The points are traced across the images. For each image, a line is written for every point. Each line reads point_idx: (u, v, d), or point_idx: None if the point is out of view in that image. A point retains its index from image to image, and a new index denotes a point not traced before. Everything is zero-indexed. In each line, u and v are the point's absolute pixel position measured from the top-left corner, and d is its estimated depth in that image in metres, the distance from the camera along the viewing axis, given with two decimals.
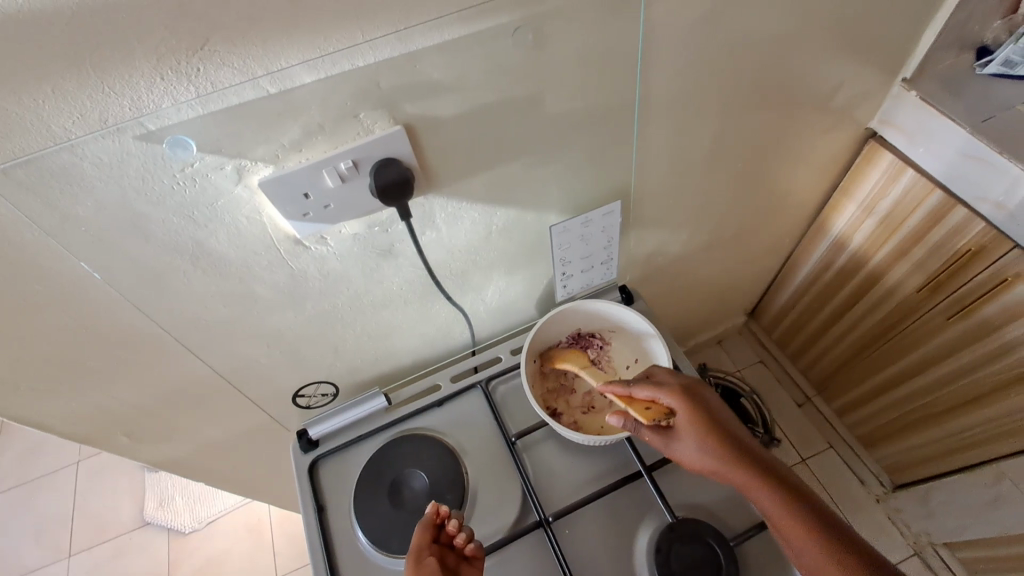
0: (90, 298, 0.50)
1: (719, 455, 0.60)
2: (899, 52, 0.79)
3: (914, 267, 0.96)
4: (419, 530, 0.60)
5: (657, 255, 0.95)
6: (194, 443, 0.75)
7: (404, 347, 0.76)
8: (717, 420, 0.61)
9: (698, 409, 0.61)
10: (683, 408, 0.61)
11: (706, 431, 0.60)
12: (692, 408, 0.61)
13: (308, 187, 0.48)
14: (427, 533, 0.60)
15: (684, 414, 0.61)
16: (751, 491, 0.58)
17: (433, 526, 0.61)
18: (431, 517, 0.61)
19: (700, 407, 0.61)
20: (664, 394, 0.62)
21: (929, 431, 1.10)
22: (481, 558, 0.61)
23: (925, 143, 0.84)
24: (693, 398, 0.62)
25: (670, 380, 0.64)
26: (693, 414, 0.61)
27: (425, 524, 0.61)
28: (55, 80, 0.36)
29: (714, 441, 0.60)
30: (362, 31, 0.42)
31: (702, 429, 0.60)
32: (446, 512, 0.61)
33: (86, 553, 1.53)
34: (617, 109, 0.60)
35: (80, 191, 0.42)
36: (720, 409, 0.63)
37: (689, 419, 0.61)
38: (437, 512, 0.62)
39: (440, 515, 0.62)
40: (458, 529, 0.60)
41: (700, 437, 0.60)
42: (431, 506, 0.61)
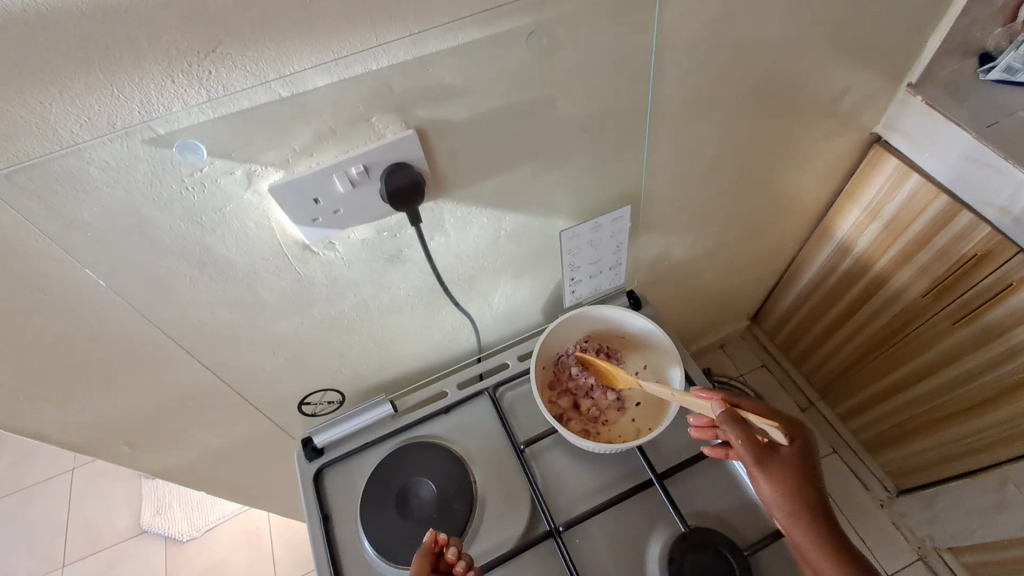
0: (94, 305, 0.49)
1: (801, 501, 0.56)
2: (905, 57, 0.79)
3: (920, 271, 0.96)
4: (416, 561, 0.58)
5: (663, 260, 0.95)
6: (197, 452, 0.73)
7: (411, 353, 0.75)
8: (817, 480, 0.58)
9: (808, 459, 0.58)
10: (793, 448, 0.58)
11: (806, 483, 0.57)
12: (802, 452, 0.59)
13: (319, 192, 0.47)
14: (425, 565, 0.58)
15: (794, 453, 0.58)
16: (815, 550, 0.55)
17: (430, 556, 0.59)
18: (428, 546, 0.59)
19: (809, 457, 0.59)
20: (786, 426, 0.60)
21: (934, 436, 1.10)
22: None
23: (930, 148, 0.84)
24: (807, 447, 0.59)
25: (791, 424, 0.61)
26: (801, 456, 0.58)
27: (423, 554, 0.58)
28: (63, 82, 0.36)
29: (807, 491, 0.56)
30: (376, 35, 0.42)
31: (801, 474, 0.57)
32: (443, 540, 0.59)
33: (81, 562, 1.51)
34: (627, 113, 0.59)
35: (86, 196, 0.41)
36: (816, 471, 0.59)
37: (795, 461, 0.58)
38: (434, 540, 0.59)
39: (439, 544, 0.60)
40: (457, 559, 0.58)
41: (794, 477, 0.57)
42: (429, 535, 0.59)
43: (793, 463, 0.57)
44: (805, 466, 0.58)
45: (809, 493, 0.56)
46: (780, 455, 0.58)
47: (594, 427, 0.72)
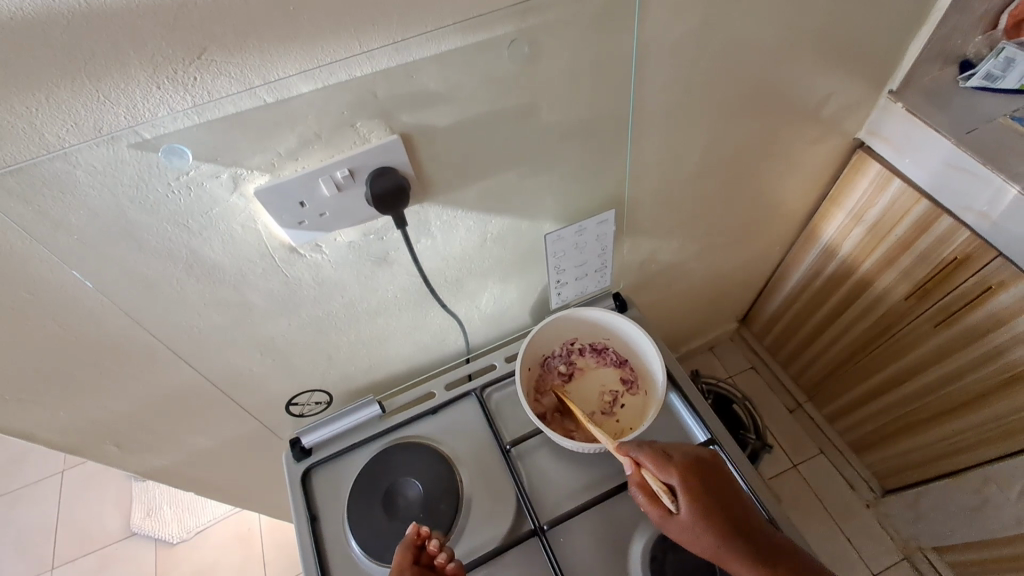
0: (81, 307, 0.50)
1: (718, 537, 0.55)
2: (885, 65, 0.81)
3: (902, 274, 0.98)
4: (399, 552, 0.59)
5: (650, 262, 0.96)
6: (185, 452, 0.74)
7: (399, 355, 0.76)
8: (723, 504, 0.57)
9: (703, 488, 0.58)
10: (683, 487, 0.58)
11: (715, 513, 0.56)
12: (700, 489, 0.58)
13: (305, 195, 0.48)
14: (407, 556, 0.58)
15: (688, 491, 0.58)
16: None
17: (413, 548, 0.60)
18: (411, 538, 0.60)
19: (703, 484, 0.58)
20: (668, 467, 0.60)
21: (918, 436, 1.11)
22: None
23: (911, 154, 0.86)
24: (698, 475, 0.59)
25: (679, 455, 0.61)
26: (696, 493, 0.57)
27: (406, 546, 0.59)
28: (49, 89, 0.36)
29: (720, 524, 0.56)
30: (360, 42, 0.43)
31: (705, 512, 0.56)
32: (426, 532, 0.60)
33: (69, 565, 1.50)
34: (610, 119, 0.60)
35: (72, 199, 0.42)
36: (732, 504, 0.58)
37: (694, 502, 0.57)
38: (418, 532, 0.61)
39: (421, 536, 0.60)
40: (439, 550, 0.59)
41: (702, 521, 0.56)
42: (412, 527, 0.60)
43: (698, 500, 0.57)
44: (705, 496, 0.57)
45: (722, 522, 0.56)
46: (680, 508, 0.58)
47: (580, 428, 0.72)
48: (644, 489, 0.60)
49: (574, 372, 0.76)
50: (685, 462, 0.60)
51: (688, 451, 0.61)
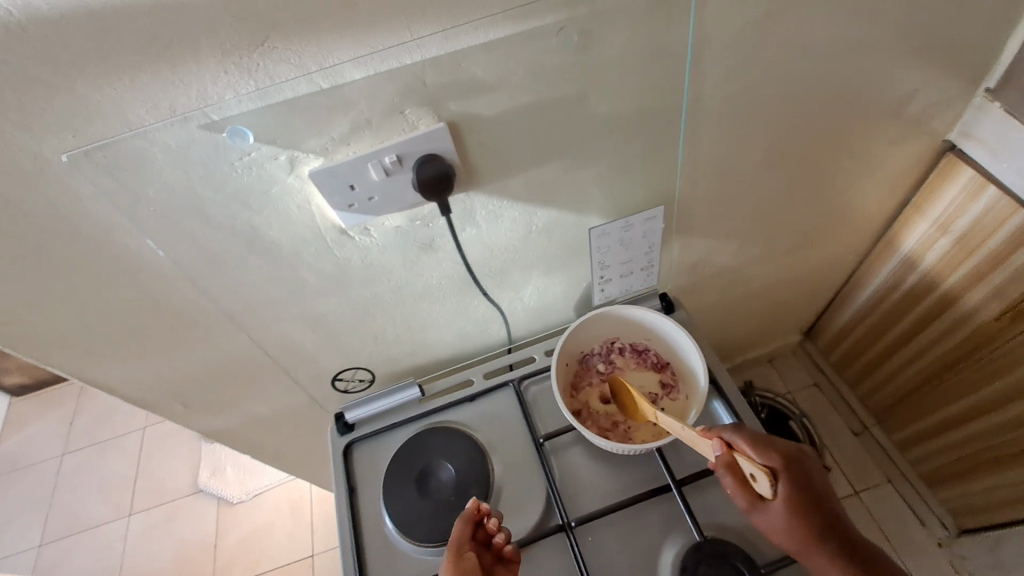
0: (155, 275, 0.54)
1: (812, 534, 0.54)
2: (984, 60, 0.73)
3: (994, 292, 0.88)
4: (460, 525, 0.61)
5: (703, 265, 0.92)
6: (241, 417, 0.79)
7: (441, 341, 0.78)
8: (818, 499, 0.56)
9: (801, 482, 0.56)
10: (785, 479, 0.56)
11: (811, 507, 0.55)
12: (796, 483, 0.56)
13: (354, 178, 0.50)
14: (467, 531, 0.61)
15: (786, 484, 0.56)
16: None
17: (472, 523, 0.62)
18: (471, 514, 0.62)
19: (803, 477, 0.57)
20: (769, 456, 0.57)
21: (1005, 473, 1.00)
22: (516, 561, 0.63)
23: (1010, 159, 0.77)
24: (799, 469, 0.58)
25: (778, 445, 0.59)
26: (798, 489, 0.56)
27: (467, 520, 0.62)
28: (133, 72, 0.40)
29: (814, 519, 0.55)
30: (410, 30, 0.44)
31: (801, 507, 0.55)
32: (486, 510, 0.63)
33: (146, 512, 1.66)
34: (663, 112, 0.59)
35: (150, 174, 0.46)
36: (821, 489, 0.57)
37: (792, 494, 0.55)
38: (478, 508, 0.63)
39: (481, 512, 0.63)
40: (498, 530, 0.62)
41: (797, 516, 0.55)
42: (474, 503, 0.63)
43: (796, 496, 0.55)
44: (803, 490, 0.56)
45: (817, 516, 0.55)
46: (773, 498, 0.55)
47: (615, 429, 0.70)
48: (736, 474, 0.56)
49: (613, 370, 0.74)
50: (788, 456, 0.58)
51: (792, 444, 0.60)
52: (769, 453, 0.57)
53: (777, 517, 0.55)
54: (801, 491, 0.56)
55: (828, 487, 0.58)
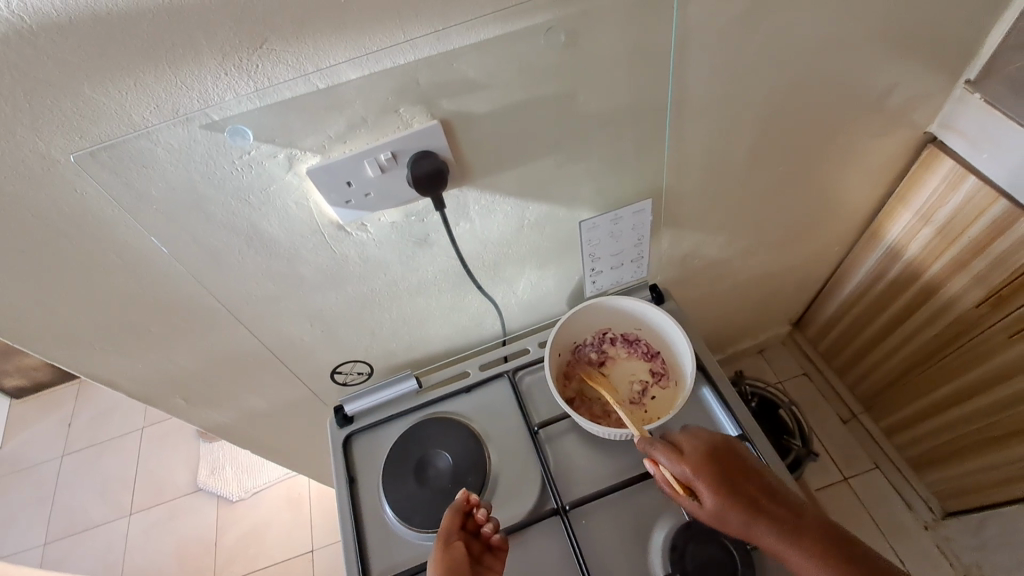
0: (157, 271, 0.56)
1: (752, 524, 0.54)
2: (961, 54, 0.76)
3: (975, 280, 0.91)
4: (449, 515, 0.63)
5: (692, 257, 0.94)
6: (242, 411, 0.81)
7: (437, 334, 0.79)
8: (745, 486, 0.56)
9: (725, 476, 0.56)
10: (706, 480, 0.56)
11: (741, 497, 0.55)
12: (717, 478, 0.56)
13: (351, 175, 0.52)
14: (456, 520, 0.62)
15: (709, 484, 0.56)
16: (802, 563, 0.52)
17: (462, 513, 0.63)
18: (461, 504, 0.64)
19: (722, 466, 0.57)
20: (685, 463, 0.58)
21: (989, 455, 1.03)
22: (505, 550, 0.64)
23: (989, 149, 0.79)
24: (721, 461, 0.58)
25: (693, 443, 0.59)
26: (721, 485, 0.56)
27: (456, 510, 0.63)
28: (137, 75, 0.42)
29: (749, 509, 0.54)
30: (404, 31, 0.46)
31: (730, 499, 0.55)
32: (475, 500, 0.64)
33: (145, 512, 1.67)
34: (649, 107, 0.61)
35: (153, 173, 0.47)
36: (745, 476, 0.57)
37: (717, 493, 0.55)
38: (467, 498, 0.64)
39: (470, 503, 0.64)
40: (487, 519, 0.63)
41: (730, 511, 0.54)
42: (463, 493, 0.64)
43: (724, 494, 0.55)
44: (728, 483, 0.56)
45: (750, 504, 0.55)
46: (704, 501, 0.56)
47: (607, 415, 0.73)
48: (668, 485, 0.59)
49: (605, 362, 0.77)
50: (703, 452, 0.58)
51: (712, 436, 0.60)
52: (684, 457, 0.58)
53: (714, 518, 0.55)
54: (728, 483, 0.56)
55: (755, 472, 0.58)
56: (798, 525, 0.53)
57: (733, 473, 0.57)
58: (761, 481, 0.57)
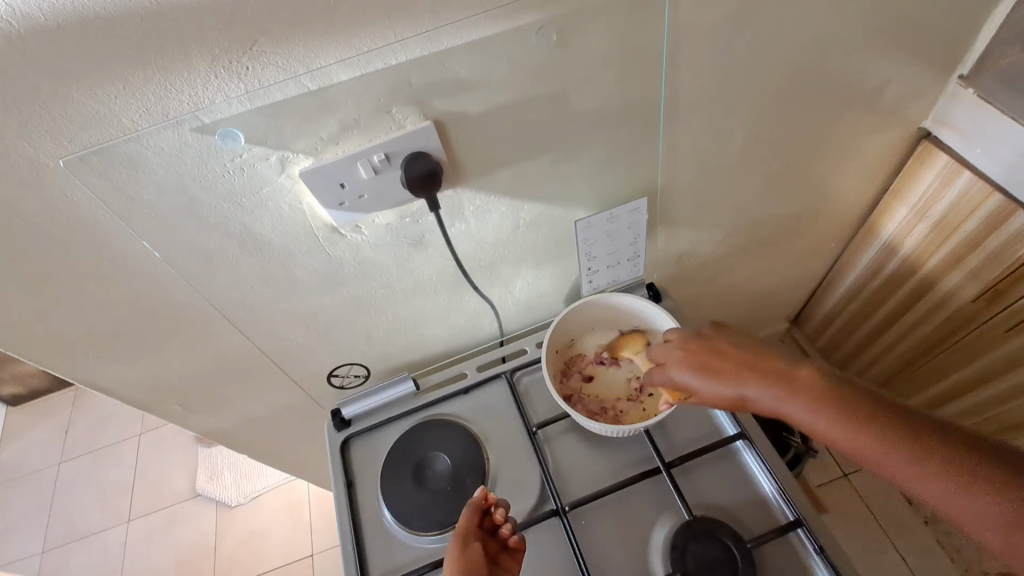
0: (149, 276, 0.55)
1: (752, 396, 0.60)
2: (954, 49, 0.76)
3: (971, 274, 0.91)
4: (467, 514, 0.63)
5: (689, 255, 0.94)
6: (238, 416, 0.80)
7: (434, 335, 0.79)
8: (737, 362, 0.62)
9: (715, 362, 0.63)
10: (697, 370, 0.63)
11: (730, 372, 0.62)
12: (707, 363, 0.63)
13: (344, 177, 0.52)
14: (473, 519, 0.62)
15: (703, 373, 0.63)
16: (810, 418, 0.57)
17: (479, 512, 0.63)
18: (478, 502, 0.63)
19: (712, 351, 0.64)
20: (674, 364, 0.65)
21: (988, 450, 1.03)
22: (522, 551, 0.63)
23: (983, 145, 0.79)
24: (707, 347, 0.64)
25: (679, 342, 0.66)
26: (711, 367, 0.63)
27: (473, 508, 0.63)
28: (125, 78, 0.41)
29: (747, 382, 0.61)
30: (394, 32, 0.46)
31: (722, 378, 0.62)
32: (493, 499, 0.64)
33: (144, 518, 1.66)
34: (643, 106, 0.60)
35: (143, 176, 0.47)
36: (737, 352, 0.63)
37: (711, 377, 0.62)
38: (485, 497, 0.64)
39: (488, 502, 0.64)
40: (503, 520, 0.62)
41: (725, 390, 0.61)
42: (480, 492, 0.64)
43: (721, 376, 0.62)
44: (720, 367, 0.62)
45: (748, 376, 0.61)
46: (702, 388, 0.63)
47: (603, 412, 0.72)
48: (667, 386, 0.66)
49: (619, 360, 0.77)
50: (691, 345, 0.65)
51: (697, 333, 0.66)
52: (675, 352, 0.66)
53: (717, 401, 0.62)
54: (719, 367, 0.62)
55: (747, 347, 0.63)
56: (795, 381, 0.59)
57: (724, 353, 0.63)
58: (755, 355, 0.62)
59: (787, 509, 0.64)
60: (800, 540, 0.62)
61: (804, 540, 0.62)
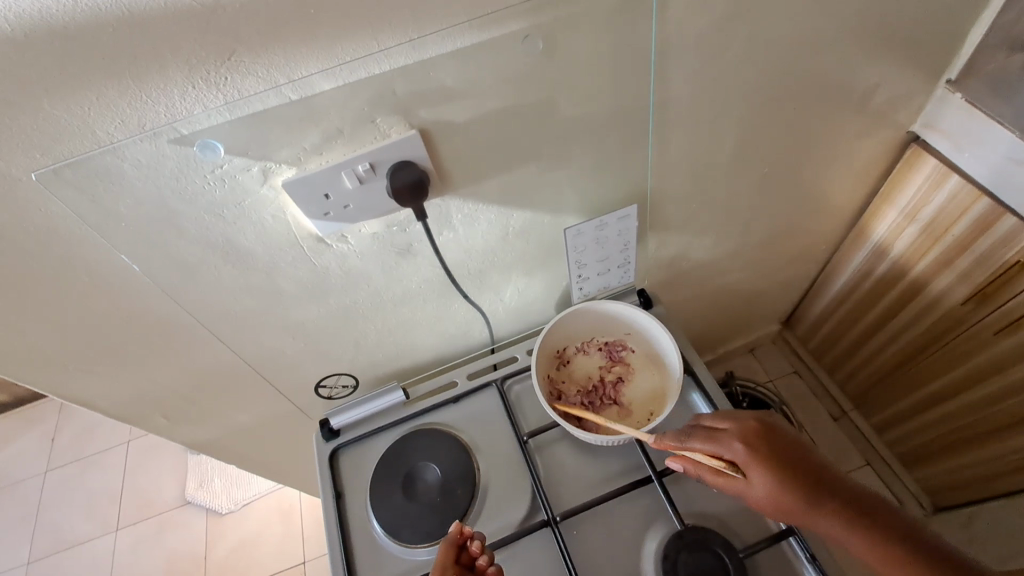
0: (130, 289, 0.54)
1: (798, 499, 0.55)
2: (942, 53, 0.76)
3: (959, 277, 0.91)
4: (442, 550, 0.60)
5: (680, 260, 0.94)
6: (225, 427, 0.79)
7: (424, 344, 0.78)
8: (788, 455, 0.57)
9: (768, 454, 0.57)
10: (754, 457, 0.57)
11: (782, 470, 0.56)
12: (762, 451, 0.58)
13: (329, 187, 0.51)
14: (450, 554, 0.60)
15: (755, 462, 0.57)
16: (821, 522, 0.54)
17: (455, 547, 0.61)
18: (454, 536, 0.61)
19: (767, 440, 0.59)
20: (729, 443, 0.59)
21: (978, 451, 1.03)
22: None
23: (971, 149, 0.79)
24: (761, 434, 0.59)
25: (733, 426, 0.60)
26: (764, 456, 0.57)
27: (449, 543, 0.60)
28: (99, 89, 0.40)
29: (798, 485, 0.56)
30: (377, 41, 0.45)
31: (774, 466, 0.56)
32: (469, 532, 0.61)
33: (132, 527, 1.64)
34: (631, 113, 0.60)
35: (121, 189, 0.46)
36: (792, 447, 0.58)
37: (766, 468, 0.56)
38: (461, 531, 0.62)
39: (464, 535, 0.61)
40: (481, 552, 0.60)
41: (775, 479, 0.56)
42: (456, 526, 0.61)
43: (758, 488, 0.56)
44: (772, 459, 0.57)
45: (794, 476, 0.56)
46: (750, 473, 0.57)
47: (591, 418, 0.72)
48: (710, 466, 0.59)
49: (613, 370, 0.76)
50: (746, 431, 0.59)
51: (752, 418, 0.60)
52: (732, 439, 0.59)
53: (758, 489, 0.57)
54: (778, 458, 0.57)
55: (793, 440, 0.59)
56: (813, 486, 0.56)
57: (779, 443, 0.59)
58: (791, 458, 0.57)
59: (779, 517, 0.63)
60: (791, 548, 0.62)
61: (795, 548, 0.62)
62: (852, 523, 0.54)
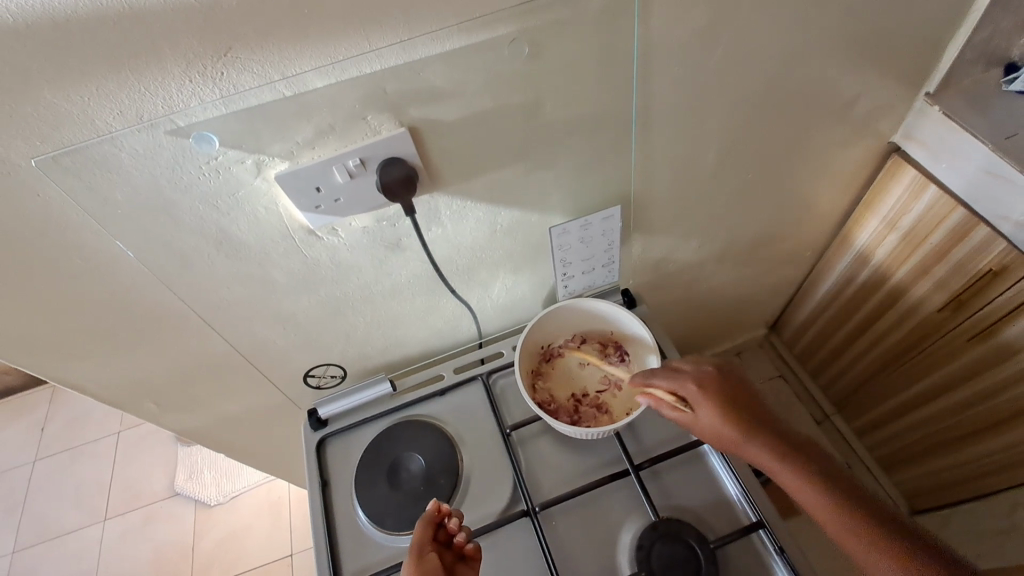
0: (123, 275, 0.56)
1: (740, 431, 0.61)
2: (920, 67, 0.78)
3: (936, 285, 0.94)
4: (420, 527, 0.61)
5: (666, 261, 0.96)
6: (215, 415, 0.80)
7: (412, 337, 0.80)
8: (736, 397, 0.63)
9: (719, 393, 0.63)
10: (706, 395, 0.62)
11: (728, 407, 0.62)
12: (715, 393, 0.63)
13: (320, 181, 0.53)
14: (428, 531, 0.61)
15: (706, 399, 0.62)
16: (758, 455, 0.60)
17: (433, 524, 0.62)
18: (432, 514, 0.62)
19: (720, 383, 0.64)
20: (687, 380, 0.64)
21: (953, 455, 1.06)
22: (478, 559, 0.63)
23: (947, 160, 0.82)
24: (716, 376, 0.65)
25: (693, 367, 0.66)
26: (716, 397, 0.62)
27: (427, 521, 0.62)
28: (99, 80, 0.42)
29: (738, 424, 0.61)
30: (369, 41, 0.47)
31: (723, 407, 0.62)
32: (446, 510, 0.63)
33: (120, 517, 1.64)
34: (616, 116, 0.62)
35: (118, 177, 0.47)
36: (744, 392, 0.64)
37: (714, 406, 0.62)
38: (438, 509, 0.63)
39: (441, 513, 0.63)
40: (459, 528, 0.62)
41: (722, 416, 0.61)
42: (433, 504, 0.63)
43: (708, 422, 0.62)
44: (723, 399, 0.63)
45: (741, 415, 0.61)
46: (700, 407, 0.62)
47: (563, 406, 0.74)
48: (665, 403, 0.64)
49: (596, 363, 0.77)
50: (701, 373, 0.65)
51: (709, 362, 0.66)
52: (689, 377, 0.64)
53: (706, 423, 0.62)
54: (729, 397, 0.63)
55: (748, 387, 0.65)
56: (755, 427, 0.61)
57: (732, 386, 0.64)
58: (739, 402, 0.63)
59: (751, 510, 0.66)
60: (761, 541, 0.64)
61: (765, 540, 0.64)
62: (784, 457, 0.59)
